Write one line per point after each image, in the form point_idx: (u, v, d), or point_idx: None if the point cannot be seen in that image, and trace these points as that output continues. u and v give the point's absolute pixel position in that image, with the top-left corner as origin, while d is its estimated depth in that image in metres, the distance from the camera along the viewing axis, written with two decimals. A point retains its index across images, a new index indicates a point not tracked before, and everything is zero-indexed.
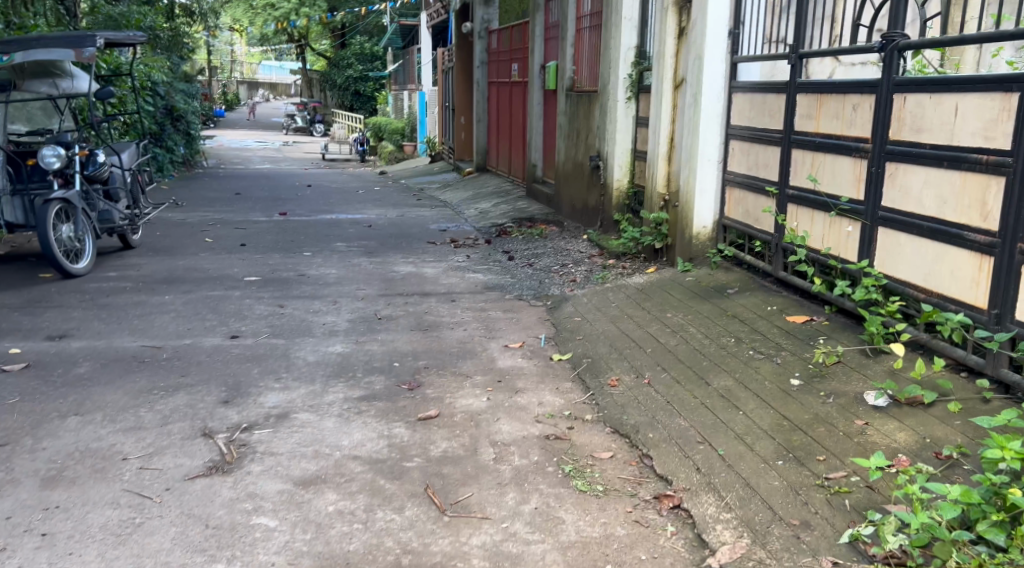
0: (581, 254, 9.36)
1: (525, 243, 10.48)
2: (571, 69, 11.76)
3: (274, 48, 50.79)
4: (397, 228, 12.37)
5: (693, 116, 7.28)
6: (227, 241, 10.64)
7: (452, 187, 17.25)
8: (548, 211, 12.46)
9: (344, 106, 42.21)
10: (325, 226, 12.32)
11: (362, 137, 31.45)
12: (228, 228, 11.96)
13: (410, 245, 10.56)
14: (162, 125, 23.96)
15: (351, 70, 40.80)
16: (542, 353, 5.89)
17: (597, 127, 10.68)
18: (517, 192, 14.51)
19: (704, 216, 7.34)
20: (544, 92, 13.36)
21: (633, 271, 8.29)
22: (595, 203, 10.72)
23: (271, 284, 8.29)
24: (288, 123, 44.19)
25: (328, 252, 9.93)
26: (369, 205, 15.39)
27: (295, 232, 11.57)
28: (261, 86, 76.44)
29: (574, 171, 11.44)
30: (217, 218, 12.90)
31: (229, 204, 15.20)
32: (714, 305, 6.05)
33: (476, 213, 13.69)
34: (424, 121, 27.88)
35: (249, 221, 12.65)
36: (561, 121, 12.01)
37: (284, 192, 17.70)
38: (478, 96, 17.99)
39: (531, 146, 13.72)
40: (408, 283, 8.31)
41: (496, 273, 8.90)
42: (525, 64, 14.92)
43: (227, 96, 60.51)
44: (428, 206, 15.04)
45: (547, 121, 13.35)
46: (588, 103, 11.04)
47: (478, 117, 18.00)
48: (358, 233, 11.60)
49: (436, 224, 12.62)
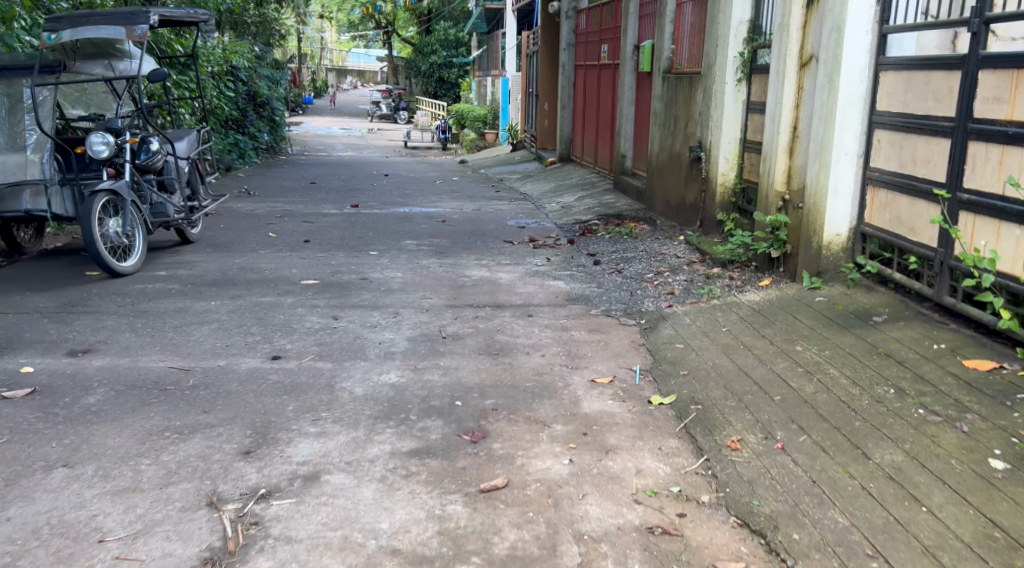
0: (679, 259, 8.17)
1: (612, 244, 9.30)
2: (669, 49, 10.56)
3: (361, 34, 50.34)
4: (474, 223, 11.29)
5: (827, 101, 6.12)
6: (286, 235, 9.71)
7: (533, 179, 16.14)
8: (638, 206, 11.27)
9: (427, 93, 41.46)
10: (396, 219, 11.30)
11: (444, 125, 30.57)
12: (292, 219, 11.04)
13: (485, 245, 9.44)
14: (244, 111, 23.34)
15: (435, 57, 40.04)
16: (637, 393, 4.73)
17: (697, 114, 9.48)
18: (604, 186, 13.34)
19: (838, 221, 6.17)
20: (637, 75, 12.17)
21: (743, 284, 7.09)
22: (693, 200, 9.51)
23: (326, 285, 7.28)
24: (372, 111, 43.68)
25: (395, 251, 8.92)
26: (445, 196, 14.38)
27: (362, 227, 10.58)
28: (348, 74, 76.60)
29: (669, 163, 10.26)
30: (284, 208, 12.02)
31: (300, 193, 14.31)
32: (858, 342, 4.89)
33: (558, 207, 12.56)
34: (507, 109, 26.84)
35: (316, 213, 11.72)
36: (655, 107, 10.83)
37: (359, 182, 16.79)
38: (563, 80, 16.81)
39: (620, 134, 12.54)
40: (481, 291, 7.20)
41: (582, 280, 7.75)
42: (616, 45, 13.72)
43: (313, 83, 60.57)
44: (507, 200, 13.96)
45: (639, 108, 12.15)
46: (688, 87, 9.82)
47: (563, 104, 16.84)
48: (431, 229, 10.56)
49: (514, 220, 11.51)
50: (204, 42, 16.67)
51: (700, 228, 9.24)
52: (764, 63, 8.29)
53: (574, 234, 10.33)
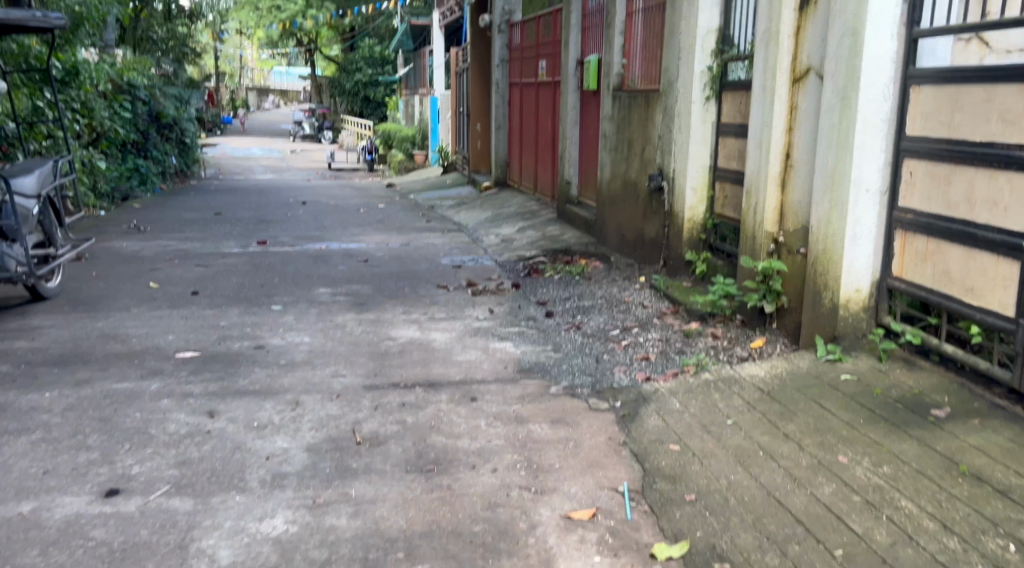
0: (647, 311, 6.82)
1: (563, 289, 7.92)
2: (620, 64, 9.18)
3: (284, 51, 48.42)
4: (400, 261, 9.82)
5: (839, 122, 4.81)
6: (174, 285, 8.12)
7: (467, 206, 14.69)
8: (589, 240, 9.88)
9: (353, 111, 39.77)
10: (310, 259, 9.77)
11: (370, 145, 29.03)
12: (184, 263, 9.42)
13: (412, 293, 7.95)
14: (145, 132, 21.51)
15: (360, 74, 38.36)
16: (627, 535, 3.44)
17: (656, 137, 8.10)
18: (547, 215, 11.96)
19: (858, 274, 4.85)
20: (581, 93, 10.83)
21: (731, 348, 5.75)
22: (654, 236, 8.15)
23: (208, 357, 5.75)
24: (295, 131, 41.79)
25: (304, 304, 7.37)
26: (369, 228, 12.87)
27: (267, 270, 9.02)
28: (270, 92, 74.31)
29: (624, 193, 8.90)
30: (179, 250, 10.40)
31: (202, 228, 12.69)
32: (927, 452, 3.60)
33: (497, 241, 11.13)
34: (436, 128, 25.44)
35: (216, 254, 10.12)
36: (604, 129, 9.44)
37: (270, 211, 15.12)
38: (496, 99, 15.42)
39: (563, 159, 11.21)
40: (408, 360, 5.75)
41: (533, 339, 6.35)
42: (556, 60, 12.38)
43: (233, 102, 58.32)
44: (438, 231, 12.49)
45: (583, 129, 10.81)
46: (645, 107, 8.43)
47: (498, 124, 15.47)
48: (349, 271, 9.06)
49: (447, 258, 10.06)
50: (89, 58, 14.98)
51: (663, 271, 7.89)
52: (740, 79, 6.87)
53: (517, 276, 8.91)
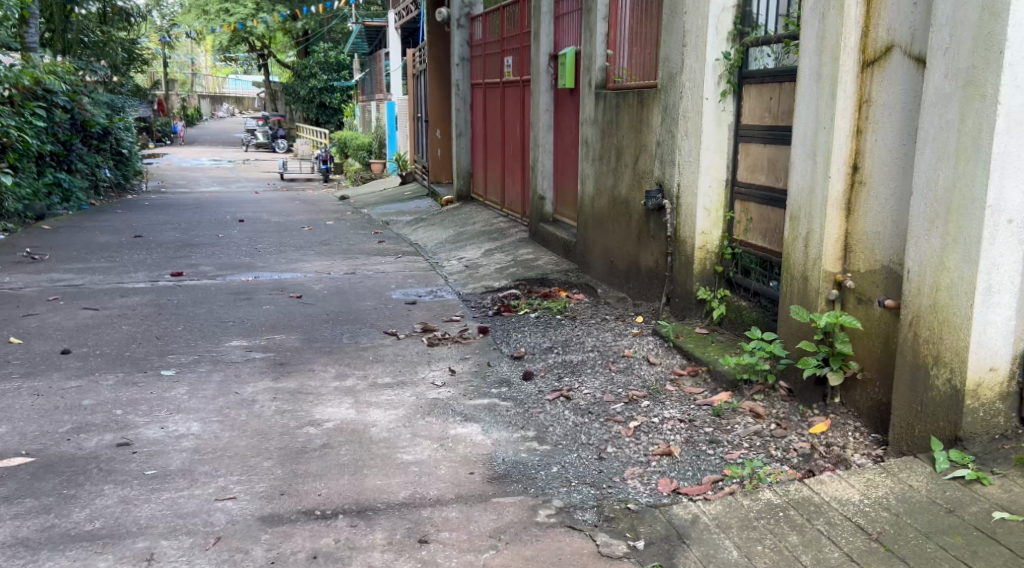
0: (656, 372, 5.01)
1: (542, 337, 6.20)
2: (603, 56, 7.44)
3: (237, 56, 46.36)
4: (340, 298, 8.15)
5: (965, 122, 3.28)
6: (43, 348, 6.45)
7: (427, 224, 13.00)
8: (569, 270, 8.20)
9: (308, 119, 37.87)
10: (229, 300, 8.10)
11: (325, 154, 27.25)
12: (69, 309, 7.91)
13: (351, 346, 6.30)
14: (66, 143, 19.75)
15: (314, 80, 36.51)
16: None
17: (651, 144, 6.31)
18: (518, 236, 10.32)
19: (993, 345, 3.31)
20: (556, 92, 9.22)
21: (783, 437, 4.01)
22: (650, 267, 6.40)
23: (39, 469, 4.10)
24: (248, 140, 39.80)
25: (204, 374, 5.69)
26: (309, 252, 11.18)
27: (171, 319, 7.34)
28: (226, 100, 72.25)
29: (613, 213, 7.20)
30: (72, 293, 8.71)
31: (113, 260, 11.00)
32: None
33: (461, 268, 9.44)
34: (393, 136, 23.78)
35: (116, 297, 8.42)
36: (587, 134, 7.75)
37: (199, 233, 13.43)
38: (457, 103, 13.78)
39: (536, 169, 9.59)
40: (330, 462, 4.08)
41: (508, 419, 4.57)
42: (524, 56, 10.76)
43: (187, 110, 56.29)
44: (390, 255, 10.82)
45: (559, 136, 9.22)
46: (637, 107, 6.61)
47: (459, 131, 13.81)
48: (274, 315, 7.40)
49: (399, 291, 8.40)
50: None
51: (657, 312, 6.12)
52: (770, 68, 5.03)
53: (483, 316, 7.25)
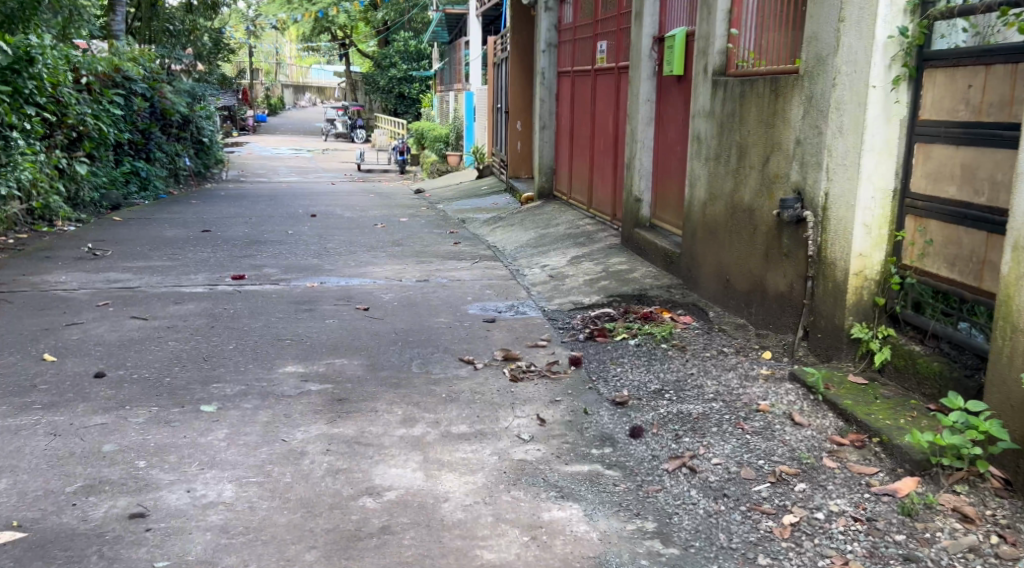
0: (805, 437, 4.00)
1: (648, 375, 5.21)
2: (723, 37, 6.40)
3: (318, 45, 46.08)
4: (412, 312, 7.24)
5: None
6: (77, 369, 5.65)
7: (506, 224, 12.07)
8: (668, 288, 7.16)
9: (387, 109, 37.39)
10: (289, 310, 7.25)
11: (402, 145, 26.56)
12: (116, 317, 7.15)
13: (422, 378, 5.37)
14: (145, 131, 19.40)
15: (394, 70, 36.01)
16: None
17: (787, 142, 5.33)
18: (608, 243, 9.31)
19: None
20: (660, 79, 8.16)
21: (1014, 559, 3.22)
22: (783, 292, 5.39)
23: (28, 551, 3.39)
24: (326, 129, 39.38)
25: (248, 410, 4.82)
26: (381, 253, 10.32)
27: (223, 334, 6.50)
28: (307, 90, 72.70)
29: (730, 223, 6.19)
30: (124, 297, 7.96)
31: (175, 258, 10.27)
32: None
33: (544, 277, 8.45)
34: (471, 127, 22.95)
35: (169, 304, 7.65)
36: (700, 128, 6.75)
37: (267, 229, 12.74)
38: (541, 92, 12.76)
39: (632, 167, 8.55)
40: (388, 562, 3.26)
41: (617, 499, 3.68)
42: (620, 41, 9.72)
43: (269, 99, 56.56)
44: (467, 259, 9.91)
45: (661, 131, 8.19)
46: (767, 97, 5.53)
47: (542, 123, 12.77)
48: (338, 332, 6.52)
49: (477, 306, 7.47)
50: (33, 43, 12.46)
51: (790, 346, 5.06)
52: (966, 47, 4.03)
53: (573, 342, 6.26)
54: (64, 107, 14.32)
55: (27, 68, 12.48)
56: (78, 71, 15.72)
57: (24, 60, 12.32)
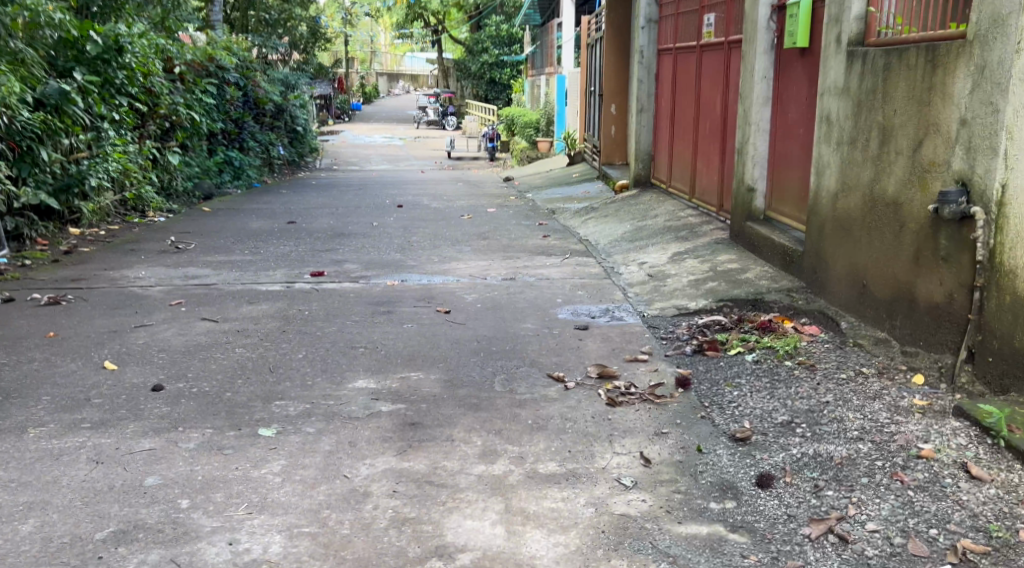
0: (987, 497, 3.46)
1: (771, 402, 4.64)
2: (864, 1, 5.72)
3: (410, 33, 45.83)
4: (498, 317, 6.60)
5: None
6: (135, 381, 4.94)
7: (600, 214, 11.39)
8: (785, 297, 6.39)
9: (478, 95, 36.94)
10: (366, 313, 6.68)
11: (492, 132, 26.00)
12: (185, 316, 6.62)
13: (506, 402, 4.70)
14: (239, 121, 19.25)
15: (486, 55, 35.50)
16: None
17: (947, 124, 4.77)
18: (711, 238, 8.55)
19: None
20: (780, 53, 7.46)
21: None
22: (935, 301, 4.83)
23: None
24: (417, 117, 39.08)
25: (310, 436, 4.22)
26: (467, 248, 9.72)
27: (292, 340, 5.96)
28: (400, 78, 72.93)
29: (867, 218, 5.56)
30: (199, 295, 7.42)
31: (257, 251, 9.78)
32: None
33: (643, 277, 7.70)
34: (562, 112, 22.25)
35: (244, 302, 7.10)
36: (829, 108, 6.06)
37: (352, 220, 12.28)
38: (639, 72, 11.96)
39: (745, 153, 7.83)
40: None
41: None
42: (733, 13, 8.99)
43: (363, 86, 56.77)
44: (559, 255, 9.24)
45: (780, 111, 7.46)
46: (924, 73, 4.95)
47: (640, 106, 11.97)
48: (416, 340, 5.91)
49: (567, 310, 6.80)
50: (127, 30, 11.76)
51: (950, 372, 4.65)
52: None
53: (677, 360, 5.50)
54: (157, 97, 13.93)
55: (118, 58, 11.43)
56: (171, 61, 15.34)
57: (113, 50, 11.25)
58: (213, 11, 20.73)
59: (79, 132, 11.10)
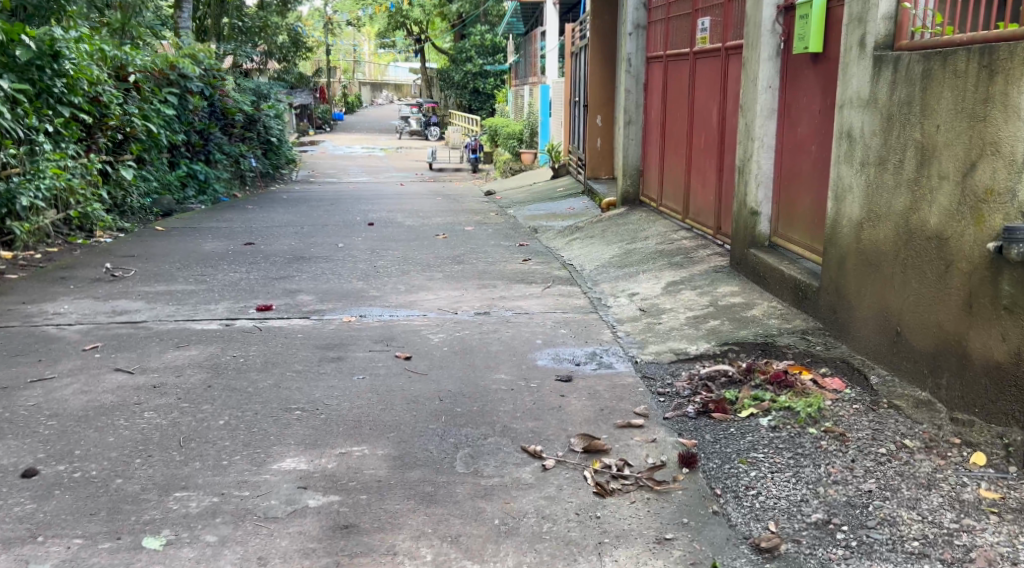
0: None
1: (797, 489, 3.73)
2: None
3: (392, 42, 44.88)
4: (465, 364, 5.63)
5: None
6: (2, 464, 4.04)
7: (584, 234, 10.46)
8: (799, 341, 5.44)
9: (461, 105, 36.07)
10: (311, 361, 5.71)
11: (473, 143, 25.09)
12: (96, 366, 5.64)
13: (467, 490, 3.75)
14: (205, 132, 18.28)
15: (469, 65, 34.66)
16: None
17: (1009, 145, 3.86)
18: (709, 265, 7.62)
19: None
20: (789, 59, 6.53)
21: None
22: (998, 361, 3.89)
23: None
24: (399, 127, 38.08)
25: (208, 550, 3.36)
26: (437, 275, 8.75)
27: (215, 400, 4.98)
28: (384, 88, 72.04)
29: (900, 253, 4.60)
30: (121, 337, 6.45)
31: (204, 278, 8.80)
32: None
33: (633, 312, 6.73)
34: (546, 122, 21.36)
35: (171, 346, 6.14)
36: (850, 122, 5.11)
37: (317, 240, 11.31)
38: (627, 81, 11.03)
39: (747, 171, 6.88)
40: None
41: None
42: (731, 15, 8.06)
43: (346, 96, 55.82)
44: (539, 283, 8.29)
45: (789, 124, 6.52)
46: (979, 81, 4.02)
47: (627, 117, 11.02)
48: (365, 399, 4.95)
49: (545, 355, 5.84)
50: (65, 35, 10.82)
51: (1021, 452, 3.73)
52: None
53: (678, 426, 4.50)
54: (105, 107, 12.99)
55: (53, 64, 10.74)
56: (124, 67, 14.25)
57: (47, 55, 10.57)
58: (180, 18, 19.91)
59: (10, 146, 10.25)
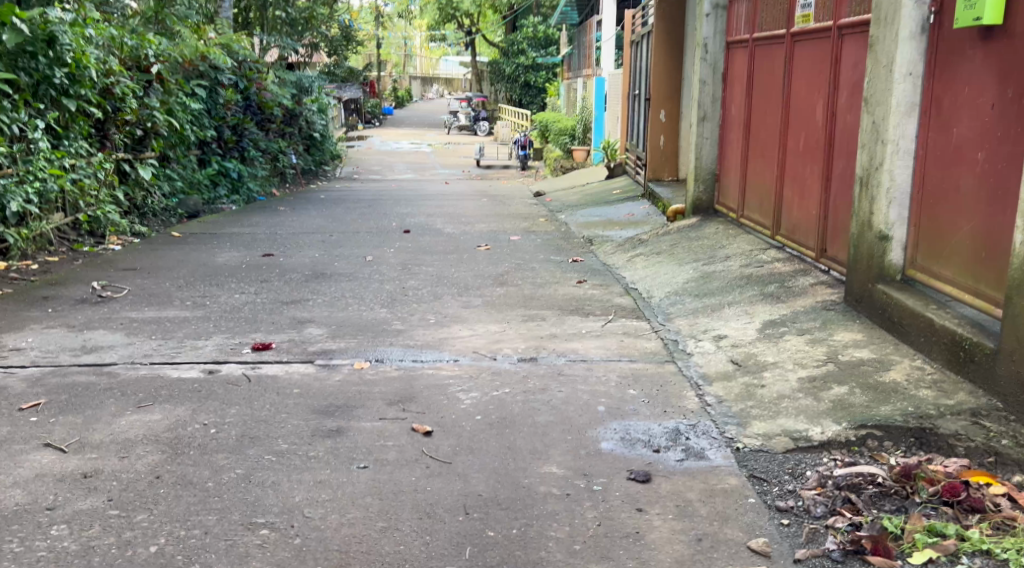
0: None
1: None
2: None
3: (442, 34, 43.40)
4: (503, 447, 4.14)
5: None
6: None
7: (648, 250, 8.95)
8: (970, 430, 4.02)
9: (511, 100, 34.52)
10: (300, 437, 4.20)
11: (523, 138, 23.57)
12: (20, 439, 4.23)
13: None
14: (240, 129, 16.99)
15: (521, 57, 33.01)
16: None
17: None
18: (812, 299, 6.08)
19: None
20: (941, 38, 5.00)
21: None
22: None
23: None
24: (448, 121, 36.63)
25: None
26: (477, 302, 7.28)
27: (156, 505, 3.55)
28: (434, 81, 70.83)
29: None
30: (73, 390, 4.95)
31: (203, 301, 7.41)
32: None
33: (725, 367, 5.22)
34: (600, 118, 19.78)
35: (130, 406, 4.63)
36: None
37: (343, 252, 9.88)
38: (702, 70, 9.47)
39: (875, 184, 5.36)
40: None
41: None
42: None
43: (396, 89, 54.58)
44: (600, 314, 6.77)
45: (938, 125, 5.02)
46: None
47: (702, 112, 9.46)
48: (362, 512, 3.50)
49: (615, 435, 4.31)
50: (64, 17, 9.49)
51: None
52: None
53: None
54: (119, 100, 11.62)
55: (49, 50, 9.36)
56: (144, 57, 12.62)
57: (42, 40, 9.18)
58: (220, 6, 18.75)
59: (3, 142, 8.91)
